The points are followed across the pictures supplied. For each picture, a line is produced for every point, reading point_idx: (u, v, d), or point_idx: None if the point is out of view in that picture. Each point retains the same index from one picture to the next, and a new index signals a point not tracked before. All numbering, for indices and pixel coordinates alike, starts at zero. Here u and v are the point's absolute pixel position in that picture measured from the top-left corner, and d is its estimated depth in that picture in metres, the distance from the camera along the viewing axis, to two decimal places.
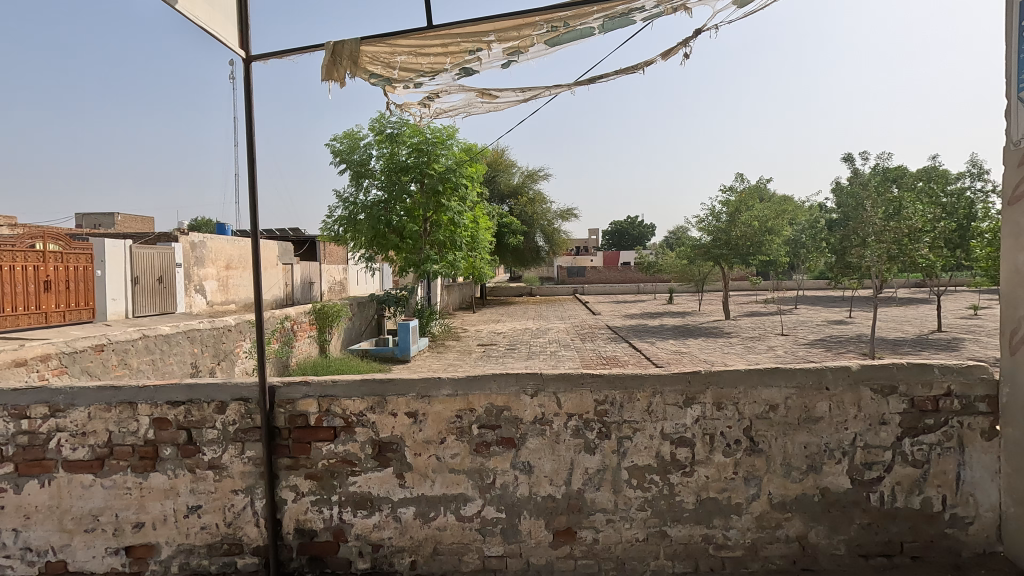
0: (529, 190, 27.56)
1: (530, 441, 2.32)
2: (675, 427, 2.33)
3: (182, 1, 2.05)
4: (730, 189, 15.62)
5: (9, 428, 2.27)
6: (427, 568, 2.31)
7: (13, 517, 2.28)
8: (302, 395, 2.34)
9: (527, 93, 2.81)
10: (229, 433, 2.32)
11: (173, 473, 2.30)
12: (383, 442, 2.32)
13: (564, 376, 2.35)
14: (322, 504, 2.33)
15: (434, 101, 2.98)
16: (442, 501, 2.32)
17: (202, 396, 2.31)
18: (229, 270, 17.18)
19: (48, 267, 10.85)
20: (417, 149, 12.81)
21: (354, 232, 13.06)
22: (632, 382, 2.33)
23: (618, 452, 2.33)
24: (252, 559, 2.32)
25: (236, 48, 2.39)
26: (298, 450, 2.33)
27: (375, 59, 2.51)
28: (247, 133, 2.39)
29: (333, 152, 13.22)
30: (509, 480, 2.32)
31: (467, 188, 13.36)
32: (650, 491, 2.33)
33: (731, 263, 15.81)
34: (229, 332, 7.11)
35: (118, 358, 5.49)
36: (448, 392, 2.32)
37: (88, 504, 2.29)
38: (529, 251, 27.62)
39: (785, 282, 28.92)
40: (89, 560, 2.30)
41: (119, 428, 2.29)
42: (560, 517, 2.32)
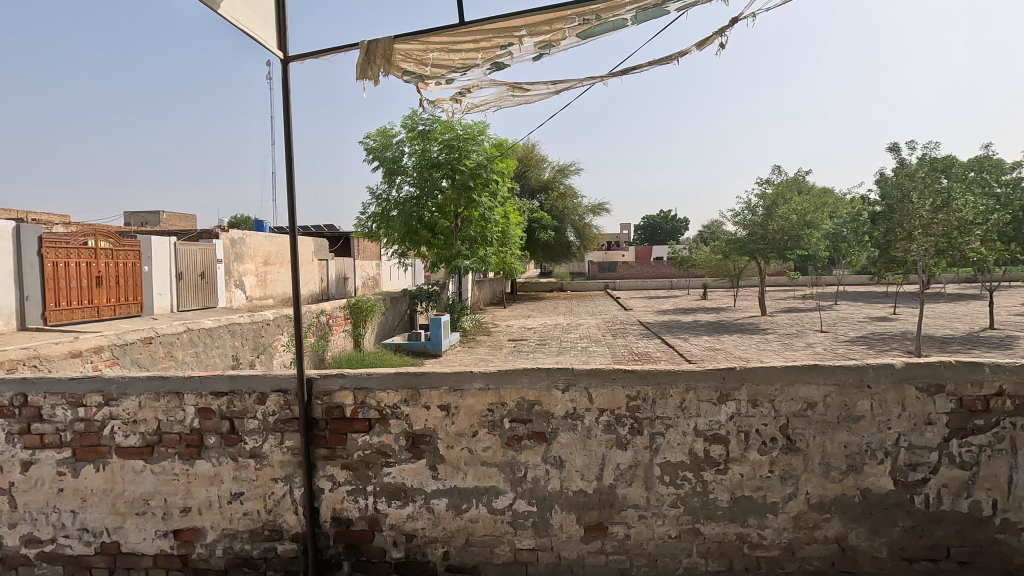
0: (560, 185, 27.47)
1: (561, 436, 2.33)
2: (708, 424, 2.30)
3: (223, 4, 2.12)
4: (767, 181, 15.22)
5: (67, 415, 2.41)
6: (459, 559, 2.34)
7: (72, 499, 2.42)
8: (339, 387, 2.40)
9: (558, 86, 2.79)
10: (270, 424, 2.40)
11: (217, 460, 2.40)
12: (417, 435, 2.36)
13: (596, 371, 2.34)
14: (358, 494, 2.39)
15: (466, 96, 2.98)
16: (474, 493, 2.35)
17: (243, 387, 2.40)
18: (267, 266, 17.67)
19: (100, 264, 11.42)
20: (448, 146, 12.93)
21: (387, 228, 13.26)
22: (664, 377, 2.31)
23: (650, 448, 2.31)
24: (291, 546, 2.40)
25: (274, 49, 2.45)
26: (334, 440, 2.40)
27: (408, 57, 2.53)
28: (286, 131, 2.45)
29: (366, 150, 13.46)
30: (541, 474, 2.33)
31: (498, 183, 13.40)
32: (682, 489, 2.31)
33: (768, 258, 15.41)
34: (268, 326, 7.33)
35: (165, 350, 5.71)
36: (480, 385, 2.34)
37: (139, 489, 2.41)
38: (560, 247, 27.50)
39: (825, 277, 28.06)
40: (140, 542, 2.42)
41: (167, 417, 2.40)
42: (591, 512, 2.32)
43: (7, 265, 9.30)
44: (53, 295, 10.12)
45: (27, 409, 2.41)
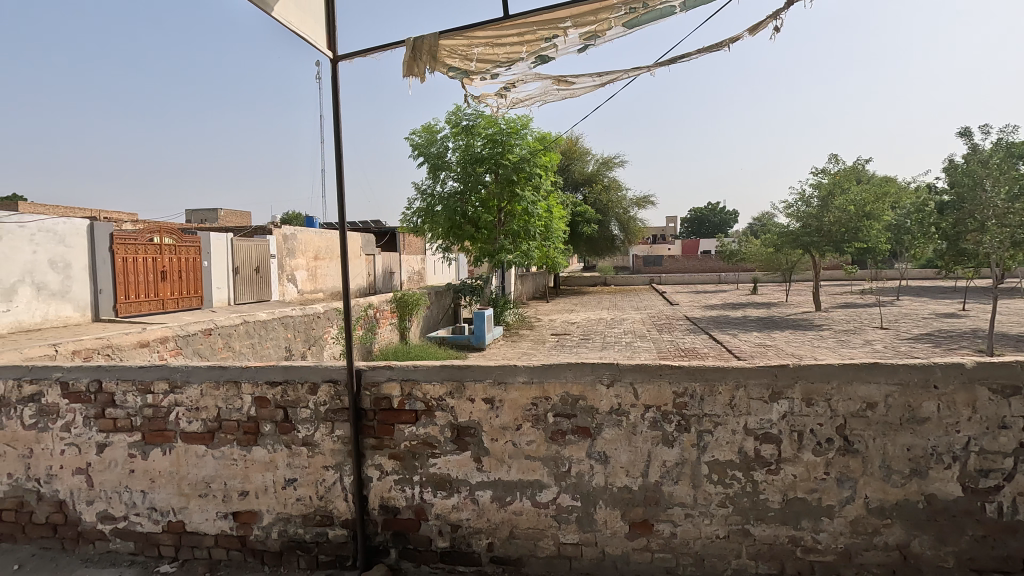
0: (604, 178, 27.13)
1: (606, 431, 2.31)
2: (759, 423, 2.23)
3: (275, 6, 2.19)
4: (822, 171, 14.55)
5: (137, 401, 2.57)
6: (504, 551, 2.37)
7: (142, 479, 2.58)
8: (386, 378, 2.45)
9: (604, 78, 2.74)
10: (321, 413, 2.48)
11: (272, 447, 2.50)
12: (461, 426, 2.39)
13: (642, 367, 2.30)
14: (405, 484, 2.45)
15: (511, 90, 2.97)
16: (519, 485, 2.36)
17: (297, 377, 2.49)
18: (318, 260, 18.24)
19: (164, 259, 12.20)
20: (491, 140, 12.99)
21: (431, 223, 13.47)
22: (713, 374, 2.25)
23: (698, 446, 2.26)
24: (341, 532, 2.48)
25: (324, 49, 2.51)
26: (382, 431, 2.46)
27: (454, 53, 2.54)
28: (335, 129, 2.51)
29: (412, 146, 13.69)
30: (585, 469, 2.32)
31: (541, 177, 13.38)
32: (731, 488, 2.25)
33: (823, 251, 14.76)
34: (319, 319, 7.58)
35: (223, 341, 5.98)
36: (524, 378, 2.34)
37: (201, 472, 2.54)
38: (604, 241, 27.20)
39: (886, 271, 26.63)
40: (203, 522, 2.55)
41: (227, 405, 2.52)
42: (636, 508, 2.29)
43: (82, 260, 10.24)
44: (122, 288, 10.99)
45: (101, 395, 2.59)
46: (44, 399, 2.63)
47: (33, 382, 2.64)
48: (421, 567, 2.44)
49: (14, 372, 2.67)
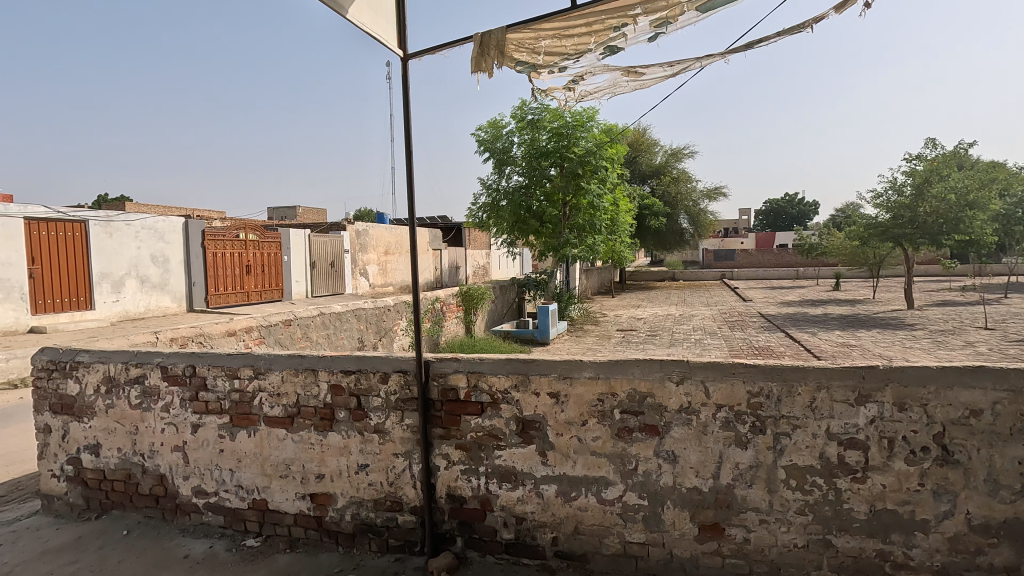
0: (673, 169, 26.32)
1: (674, 430, 2.24)
2: (844, 427, 2.08)
3: (349, 8, 2.27)
4: (917, 156, 13.36)
5: (225, 385, 2.76)
6: (568, 546, 2.36)
7: (230, 459, 2.78)
8: (453, 370, 2.50)
9: (675, 67, 2.64)
10: (391, 402, 2.56)
11: (346, 433, 2.61)
12: (527, 420, 2.40)
13: (714, 365, 2.22)
14: (471, 474, 2.49)
15: (579, 83, 2.93)
16: (584, 482, 2.34)
17: (369, 367, 2.58)
18: (388, 255, 18.87)
19: (249, 254, 13.47)
20: (557, 134, 12.91)
21: (497, 218, 13.60)
22: (792, 374, 2.13)
23: (774, 449, 2.14)
24: (410, 518, 2.56)
25: (395, 49, 2.58)
26: (450, 421, 2.51)
27: (521, 46, 2.53)
28: (405, 126, 2.58)
29: (478, 142, 13.86)
30: (652, 468, 2.26)
31: (607, 170, 13.15)
32: (811, 496, 2.12)
33: (917, 244, 13.59)
34: (389, 311, 7.85)
35: (301, 332, 6.29)
36: (590, 374, 2.32)
37: (283, 454, 2.70)
38: (672, 235, 26.37)
39: (991, 266, 24.18)
40: (284, 501, 2.72)
41: (305, 392, 2.65)
42: (705, 510, 2.21)
43: (178, 255, 11.74)
44: (211, 281, 12.38)
45: (194, 379, 2.80)
46: (146, 381, 2.88)
47: (138, 366, 2.90)
48: (486, 557, 2.47)
49: (123, 356, 2.95)
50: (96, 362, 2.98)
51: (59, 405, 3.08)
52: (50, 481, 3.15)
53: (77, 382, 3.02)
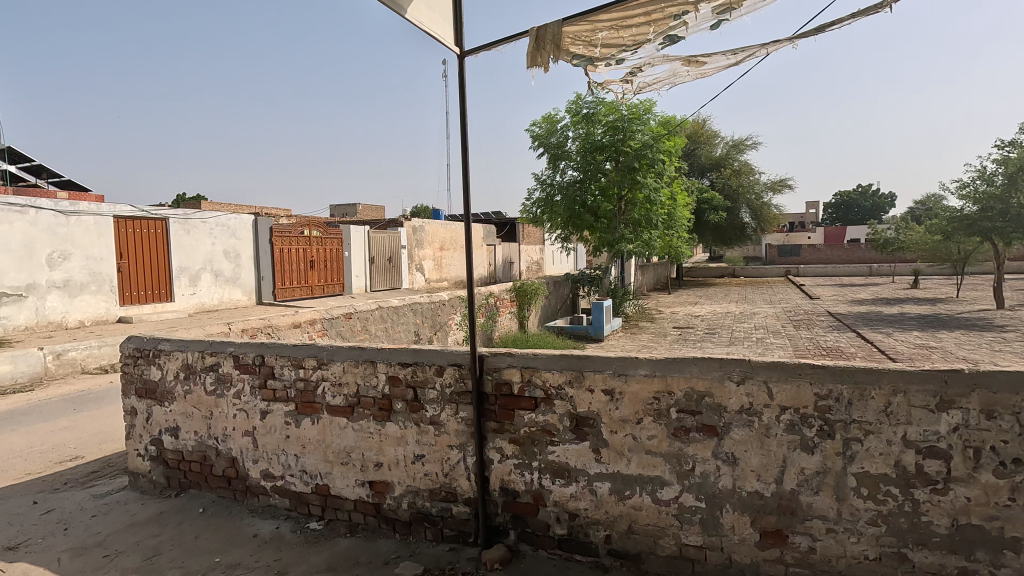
0: (734, 161, 25.37)
1: (734, 432, 2.16)
2: (923, 435, 1.94)
3: (408, 9, 2.32)
4: (1010, 143, 12.26)
5: (291, 374, 2.89)
6: (622, 544, 2.33)
7: (295, 445, 2.91)
8: (506, 365, 2.52)
9: (739, 54, 2.53)
10: (446, 395, 2.61)
11: (403, 424, 2.68)
12: (580, 417, 2.38)
13: (778, 365, 2.13)
14: (524, 468, 2.50)
15: (637, 74, 2.86)
16: (638, 480, 2.30)
17: (425, 360, 2.64)
18: (443, 251, 19.19)
19: (312, 250, 14.09)
20: (612, 127, 12.70)
21: (551, 213, 13.56)
22: (864, 376, 2.00)
23: (843, 455, 2.03)
24: (464, 509, 2.60)
25: (452, 46, 2.60)
26: (503, 415, 2.53)
27: (577, 39, 2.50)
28: (461, 122, 2.60)
29: (533, 137, 13.86)
30: (710, 470, 2.19)
31: (664, 163, 12.82)
32: (884, 506, 2.00)
33: (1010, 238, 12.48)
34: (444, 305, 7.99)
35: (361, 324, 6.48)
36: (645, 372, 2.27)
37: (344, 442, 2.80)
38: (733, 229, 25.43)
39: None
40: (344, 487, 2.82)
41: (364, 382, 2.74)
42: (768, 516, 2.13)
43: (248, 251, 12.42)
44: (279, 275, 13.04)
45: (263, 367, 2.95)
46: (220, 369, 3.07)
47: (212, 354, 3.09)
48: (539, 552, 2.48)
49: (199, 345, 3.15)
50: (175, 350, 3.19)
51: (143, 389, 3.32)
52: (136, 460, 3.41)
53: (159, 368, 3.26)
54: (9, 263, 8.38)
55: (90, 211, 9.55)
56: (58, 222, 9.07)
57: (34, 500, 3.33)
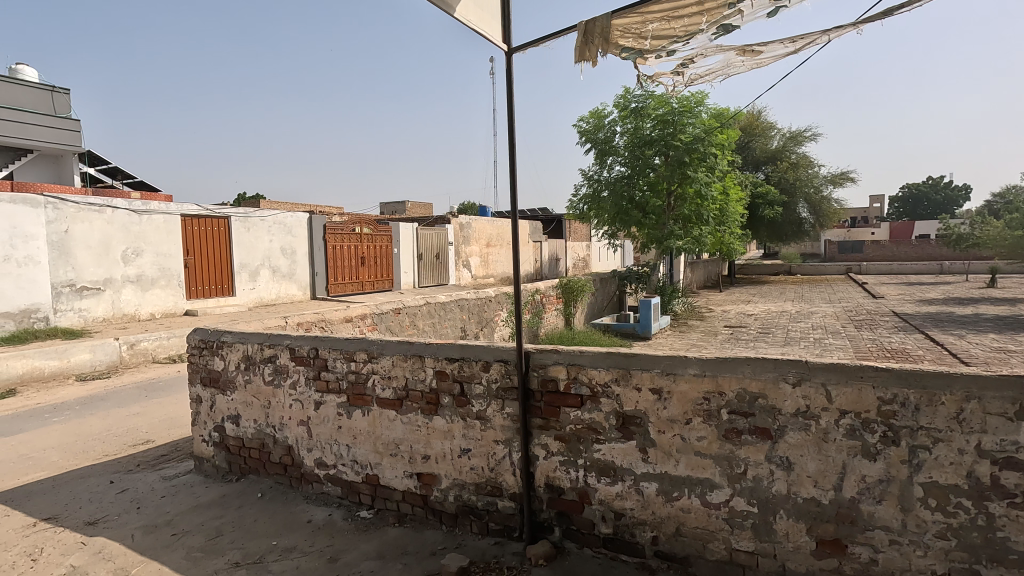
0: (791, 154, 24.34)
1: (790, 435, 2.08)
2: (999, 444, 1.81)
3: (458, 8, 2.34)
4: None
5: (343, 367, 2.99)
6: (669, 546, 2.29)
7: (347, 435, 3.01)
8: (553, 362, 2.52)
9: (798, 43, 2.42)
10: (492, 390, 2.63)
11: (450, 418, 2.72)
12: (627, 415, 2.35)
13: (837, 366, 2.03)
14: (570, 465, 2.49)
15: (689, 66, 2.78)
16: (687, 482, 2.25)
17: (472, 355, 2.67)
18: (490, 247, 19.31)
19: (363, 246, 14.49)
20: (662, 121, 12.42)
21: (598, 209, 13.41)
22: (932, 381, 1.89)
23: (909, 463, 1.92)
24: (509, 504, 2.62)
25: (499, 43, 2.61)
26: (549, 412, 2.53)
27: (627, 32, 2.46)
28: (509, 119, 2.61)
29: (580, 133, 13.75)
30: (763, 473, 2.12)
31: (716, 157, 12.45)
32: (954, 519, 1.88)
33: None
34: (491, 302, 8.06)
35: (410, 320, 6.57)
36: (695, 371, 2.22)
37: (393, 434, 2.87)
38: (790, 225, 24.41)
39: None
40: (393, 478, 2.90)
41: (413, 376, 2.80)
42: (825, 524, 2.04)
43: (303, 247, 12.90)
44: (331, 271, 13.49)
45: (317, 359, 3.07)
46: (278, 360, 3.20)
47: (270, 346, 3.23)
48: (584, 550, 2.47)
49: (258, 338, 3.30)
50: (236, 342, 3.36)
51: (208, 378, 3.51)
52: (201, 445, 3.61)
53: (222, 359, 3.44)
54: (88, 259, 9.05)
55: (160, 210, 10.14)
56: (131, 220, 9.68)
57: (111, 479, 3.59)
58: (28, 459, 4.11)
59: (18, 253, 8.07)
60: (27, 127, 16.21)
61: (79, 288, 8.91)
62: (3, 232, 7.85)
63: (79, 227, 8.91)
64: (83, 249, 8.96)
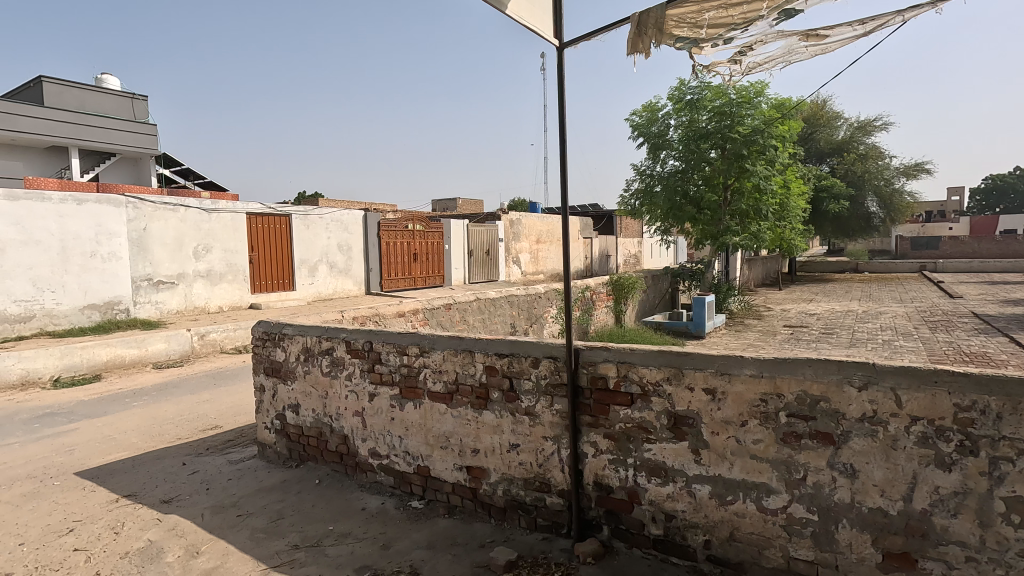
0: (859, 145, 23.04)
1: (855, 441, 1.98)
2: None
3: (510, 5, 2.34)
4: None
5: (396, 360, 3.07)
6: (722, 551, 2.23)
7: (400, 427, 3.09)
8: (602, 360, 2.49)
9: (868, 24, 2.28)
10: (542, 386, 2.63)
11: (499, 413, 2.75)
12: (679, 415, 2.30)
13: (908, 370, 1.90)
14: (619, 465, 2.46)
15: (747, 54, 2.67)
16: (742, 486, 2.18)
17: (522, 351, 2.68)
18: (540, 244, 19.30)
19: (416, 243, 14.81)
20: (719, 113, 12.01)
21: (651, 205, 13.15)
22: (1018, 388, 1.74)
23: (990, 476, 1.78)
24: (558, 500, 2.62)
25: (550, 38, 2.59)
26: (598, 410, 2.50)
27: (682, 22, 2.39)
28: (560, 115, 2.59)
29: (632, 127, 13.51)
30: (825, 480, 2.03)
31: (777, 149, 11.93)
32: None
33: None
34: (540, 298, 8.07)
35: (460, 315, 6.66)
36: (752, 371, 2.14)
37: (443, 427, 2.93)
38: (857, 220, 23.12)
39: None
40: (444, 470, 2.95)
41: (463, 371, 2.85)
42: (893, 536, 1.93)
43: (358, 244, 13.31)
44: (385, 267, 13.87)
45: (371, 353, 3.16)
46: (334, 352, 3.32)
47: (328, 339, 3.35)
48: (633, 550, 2.43)
49: (316, 331, 3.44)
50: (297, 334, 3.51)
51: (270, 368, 3.69)
52: (264, 432, 3.80)
53: (283, 350, 3.60)
54: (164, 255, 9.68)
55: (227, 209, 10.69)
56: (202, 218, 10.26)
57: (184, 462, 3.83)
58: (111, 440, 4.45)
59: (102, 249, 8.75)
60: (109, 133, 17.48)
61: (155, 282, 9.55)
62: (90, 230, 8.55)
63: (156, 225, 9.54)
64: (159, 245, 9.59)
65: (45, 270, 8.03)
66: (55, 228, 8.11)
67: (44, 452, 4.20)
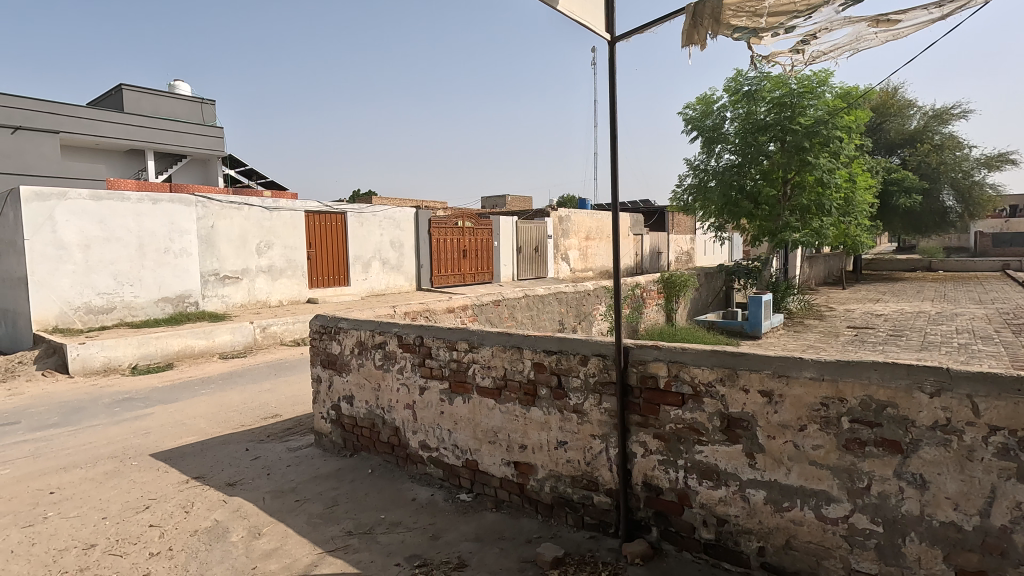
0: (934, 135, 21.59)
1: (924, 450, 1.86)
2: None
3: (562, 2, 2.32)
4: None
5: (445, 355, 3.12)
6: (778, 559, 2.15)
7: (449, 421, 3.14)
8: (653, 358, 2.45)
9: (946, 7, 2.13)
10: (590, 384, 2.61)
11: (547, 410, 2.75)
12: (733, 417, 2.23)
13: (986, 376, 1.78)
14: (670, 465, 2.42)
15: (811, 42, 2.55)
16: (799, 493, 2.09)
17: (570, 349, 2.67)
18: (590, 241, 19.12)
19: (465, 240, 15.01)
20: (778, 104, 11.53)
21: (704, 200, 12.79)
22: None
23: None
24: (605, 499, 2.60)
25: (602, 33, 2.56)
26: (648, 410, 2.46)
27: (740, 11, 2.30)
28: (612, 111, 2.56)
29: (686, 121, 13.18)
30: (891, 490, 1.92)
31: (842, 141, 11.33)
32: None
33: None
34: (589, 296, 8.00)
35: (509, 311, 6.69)
36: (812, 374, 2.05)
37: (491, 422, 2.96)
38: (930, 215, 21.68)
39: None
40: (492, 465, 2.98)
41: (511, 367, 2.86)
42: (967, 553, 1.81)
43: (410, 240, 13.62)
44: (436, 264, 14.14)
45: (421, 347, 3.23)
46: (387, 346, 3.42)
47: (380, 334, 3.46)
48: (683, 553, 2.39)
49: (370, 325, 3.54)
50: (351, 328, 3.63)
51: (326, 361, 3.83)
52: (320, 422, 3.95)
53: (338, 344, 3.73)
54: (229, 251, 10.21)
55: (287, 208, 11.17)
56: (264, 217, 10.75)
57: (247, 447, 4.04)
58: (182, 425, 4.74)
59: (175, 246, 9.31)
60: (181, 136, 18.57)
61: (222, 276, 10.11)
62: (163, 228, 9.12)
63: (222, 224, 10.07)
64: (225, 242, 10.12)
65: (125, 265, 8.62)
66: (133, 226, 8.70)
67: (124, 434, 4.53)
